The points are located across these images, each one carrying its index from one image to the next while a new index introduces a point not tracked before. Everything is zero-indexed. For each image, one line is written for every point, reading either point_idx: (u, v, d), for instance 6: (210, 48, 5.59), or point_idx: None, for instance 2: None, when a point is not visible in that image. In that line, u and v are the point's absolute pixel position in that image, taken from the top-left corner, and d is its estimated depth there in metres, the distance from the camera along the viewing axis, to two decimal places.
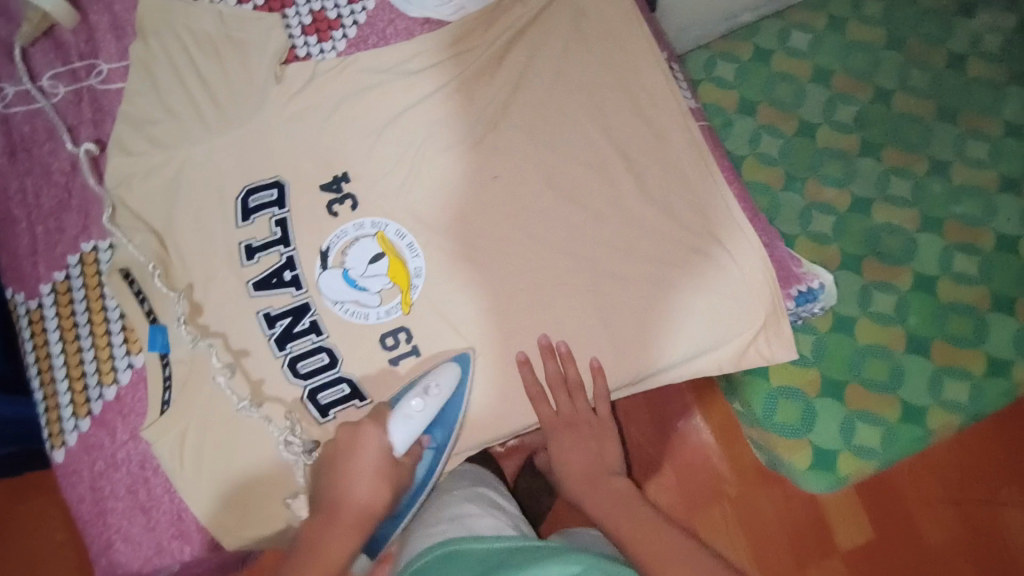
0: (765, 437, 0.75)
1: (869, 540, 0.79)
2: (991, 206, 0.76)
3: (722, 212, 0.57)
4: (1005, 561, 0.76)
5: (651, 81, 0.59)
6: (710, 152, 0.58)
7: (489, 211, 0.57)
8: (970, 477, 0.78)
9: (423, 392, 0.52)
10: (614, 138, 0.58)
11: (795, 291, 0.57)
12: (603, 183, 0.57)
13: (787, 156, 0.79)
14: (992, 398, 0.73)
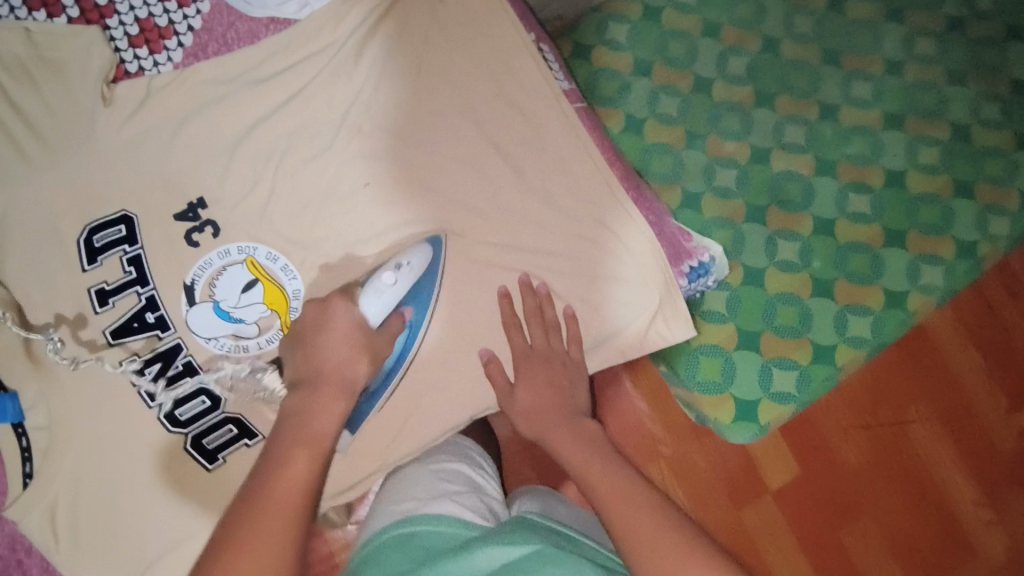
0: (692, 397, 0.78)
1: (795, 476, 0.82)
2: (878, 143, 0.81)
3: (606, 196, 0.56)
4: (914, 473, 0.82)
5: (521, 65, 0.57)
6: (585, 130, 0.57)
7: (369, 220, 0.54)
8: (880, 401, 0.82)
9: (395, 266, 0.50)
10: (487, 132, 0.56)
11: (687, 268, 0.57)
12: (482, 179, 0.55)
13: (686, 115, 0.82)
14: (891, 329, 0.79)
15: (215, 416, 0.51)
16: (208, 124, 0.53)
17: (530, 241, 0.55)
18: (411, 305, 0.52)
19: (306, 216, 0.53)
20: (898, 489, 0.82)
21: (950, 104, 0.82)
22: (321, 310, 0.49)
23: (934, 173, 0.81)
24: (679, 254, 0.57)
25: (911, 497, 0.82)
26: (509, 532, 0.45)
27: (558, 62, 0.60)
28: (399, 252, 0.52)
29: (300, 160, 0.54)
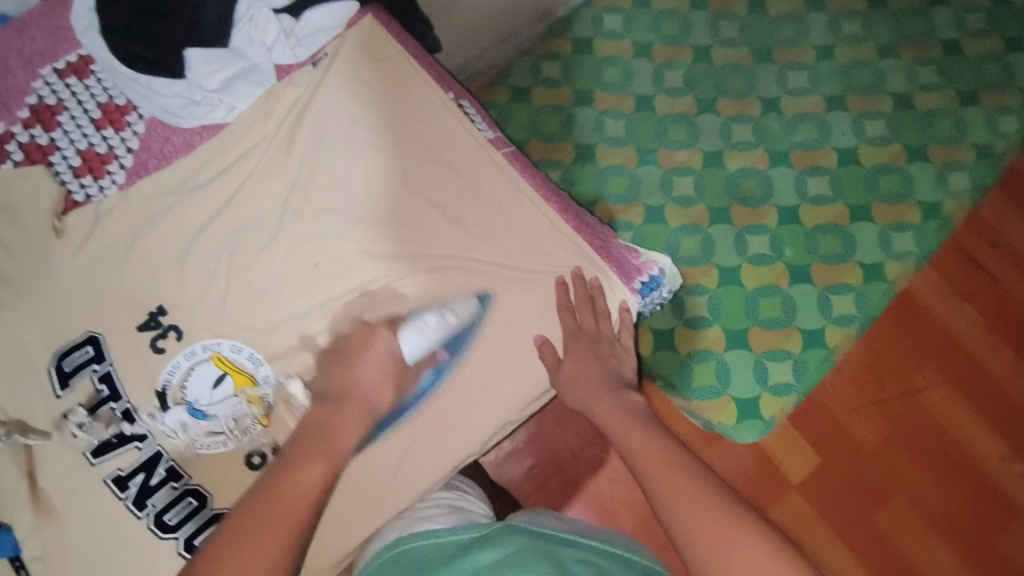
0: (692, 405, 0.83)
1: (816, 465, 0.82)
2: (824, 126, 0.90)
3: (547, 228, 0.58)
4: (938, 437, 0.82)
5: (444, 125, 0.60)
6: (516, 171, 0.60)
7: (327, 294, 0.56)
8: (883, 373, 0.84)
9: (440, 313, 0.54)
10: (422, 192, 0.58)
11: (639, 283, 0.58)
12: (430, 236, 0.57)
13: (633, 133, 0.90)
14: (874, 301, 0.84)
15: (202, 515, 0.51)
16: (160, 234, 0.55)
17: (484, 286, 0.57)
18: (446, 350, 0.55)
19: (267, 302, 0.55)
20: (924, 456, 0.82)
21: (886, 78, 0.91)
22: (367, 334, 0.53)
23: (885, 143, 0.89)
24: (632, 270, 0.58)
25: (940, 461, 0.81)
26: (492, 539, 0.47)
27: (480, 113, 0.63)
28: (445, 298, 0.56)
29: (251, 251, 0.56)
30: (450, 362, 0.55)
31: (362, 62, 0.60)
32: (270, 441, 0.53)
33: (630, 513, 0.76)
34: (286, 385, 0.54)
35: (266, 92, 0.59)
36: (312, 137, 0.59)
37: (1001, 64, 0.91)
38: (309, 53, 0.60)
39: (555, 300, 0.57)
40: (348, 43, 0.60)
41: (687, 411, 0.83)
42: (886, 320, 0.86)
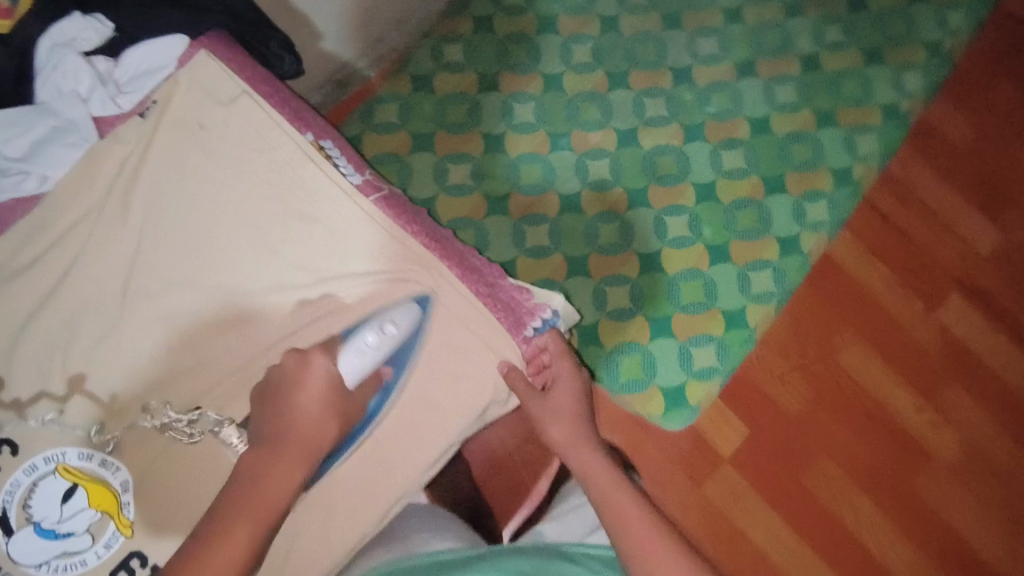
0: (620, 397, 1.07)
1: (748, 434, 1.11)
2: (673, 155, 1.16)
3: (395, 250, 0.69)
4: (855, 389, 1.14)
5: (303, 172, 0.69)
6: (381, 213, 0.70)
7: (236, 343, 0.67)
8: (806, 348, 1.14)
9: (379, 329, 0.65)
10: (282, 250, 0.68)
11: (540, 319, 0.73)
12: (314, 283, 0.69)
13: (529, 160, 1.14)
14: (719, 286, 1.11)
15: None
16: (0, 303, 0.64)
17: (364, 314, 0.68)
18: (389, 367, 0.68)
19: (190, 359, 0.67)
20: (838, 405, 1.13)
21: (713, 98, 1.19)
22: (303, 362, 0.63)
23: (717, 163, 1.16)
24: (534, 312, 0.73)
25: (857, 410, 1.13)
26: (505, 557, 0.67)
27: (344, 158, 0.73)
28: (388, 312, 0.66)
29: (165, 318, 0.67)
30: (398, 377, 0.68)
31: (204, 109, 0.69)
32: (140, 551, 0.62)
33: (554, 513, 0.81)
34: (222, 431, 0.64)
35: (166, 186, 0.68)
36: (204, 207, 0.68)
37: (799, 81, 1.21)
38: (203, 141, 0.69)
39: (493, 327, 0.70)
40: (180, 86, 0.69)
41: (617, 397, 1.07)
42: (807, 307, 1.15)
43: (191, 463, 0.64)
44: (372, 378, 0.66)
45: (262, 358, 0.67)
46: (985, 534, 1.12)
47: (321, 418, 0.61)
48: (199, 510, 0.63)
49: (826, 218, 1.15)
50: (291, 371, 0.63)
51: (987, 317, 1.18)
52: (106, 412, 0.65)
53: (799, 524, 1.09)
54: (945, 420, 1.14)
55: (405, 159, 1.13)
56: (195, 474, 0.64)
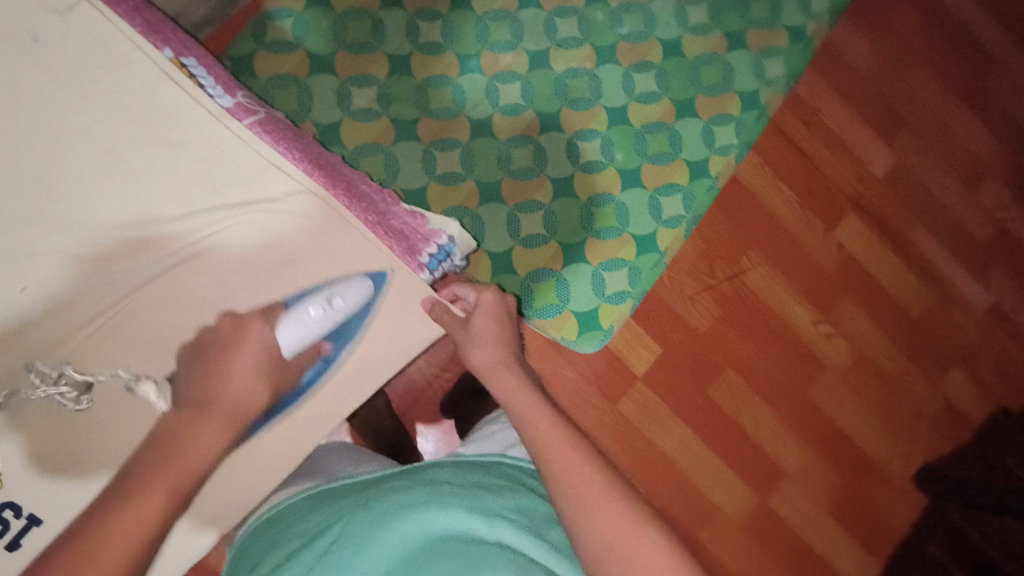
0: (540, 322, 1.08)
1: (658, 352, 1.16)
2: (588, 77, 1.14)
3: (266, 170, 0.70)
4: (756, 305, 1.20)
5: (164, 91, 0.68)
6: (255, 138, 0.70)
7: (102, 279, 0.66)
8: (711, 266, 1.19)
9: (324, 303, 0.68)
10: (142, 180, 0.67)
11: (436, 244, 0.78)
12: (184, 215, 0.68)
13: (438, 83, 1.09)
14: (630, 209, 1.13)
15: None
16: None
17: (247, 237, 0.69)
18: (329, 342, 0.69)
19: (54, 295, 0.65)
20: (739, 319, 1.20)
21: (626, 18, 1.17)
22: (237, 326, 0.67)
23: (631, 86, 1.16)
24: (428, 236, 0.78)
25: (757, 326, 1.20)
26: (416, 470, 0.69)
27: (211, 78, 0.74)
28: (340, 283, 0.69)
29: (16, 255, 0.64)
30: (336, 351, 0.70)
31: (44, 21, 0.65)
32: (13, 503, 0.62)
33: (475, 436, 0.83)
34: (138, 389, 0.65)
35: (6, 108, 0.64)
36: (53, 133, 0.65)
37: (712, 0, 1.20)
38: (46, 61, 0.65)
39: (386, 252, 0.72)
40: None
41: (537, 322, 1.08)
42: (715, 228, 1.19)
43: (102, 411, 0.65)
44: (311, 352, 0.69)
45: (134, 288, 0.66)
46: (866, 431, 1.24)
47: (250, 387, 0.64)
48: (120, 435, 0.65)
49: (733, 141, 1.18)
50: (224, 335, 0.66)
51: (877, 234, 1.26)
52: None
53: (704, 433, 1.17)
54: (837, 331, 1.24)
55: (304, 82, 1.05)
56: (106, 423, 0.65)
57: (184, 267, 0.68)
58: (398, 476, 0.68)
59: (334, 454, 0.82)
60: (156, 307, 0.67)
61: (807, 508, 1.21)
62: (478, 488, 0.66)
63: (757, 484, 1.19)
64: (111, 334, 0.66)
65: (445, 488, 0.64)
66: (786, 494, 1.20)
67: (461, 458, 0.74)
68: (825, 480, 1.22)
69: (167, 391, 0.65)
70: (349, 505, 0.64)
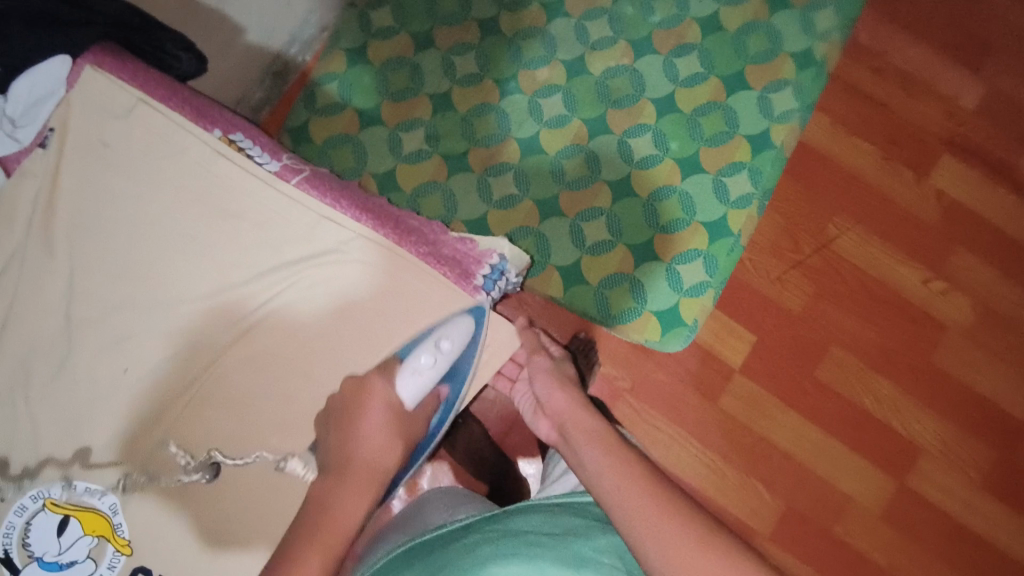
0: (621, 328, 1.06)
1: (754, 341, 1.09)
2: (629, 75, 1.13)
3: (316, 222, 0.74)
4: (854, 274, 1.11)
5: (219, 168, 0.74)
6: (303, 194, 0.75)
7: (190, 349, 0.71)
8: (795, 241, 1.11)
9: (432, 350, 0.68)
10: (212, 252, 0.73)
11: (489, 265, 0.78)
12: (252, 278, 0.73)
13: (482, 111, 1.11)
14: (696, 198, 1.09)
15: None
16: None
17: (312, 292, 0.73)
18: (446, 385, 0.72)
19: (152, 370, 0.71)
20: (838, 291, 1.11)
21: (657, 8, 1.14)
22: (358, 386, 0.69)
23: (675, 74, 1.13)
24: (478, 258, 0.78)
25: (859, 294, 1.11)
26: (503, 514, 0.68)
27: (258, 147, 0.78)
28: (441, 328, 0.70)
29: (117, 337, 0.71)
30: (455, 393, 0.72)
31: (115, 128, 0.74)
32: (144, 566, 0.66)
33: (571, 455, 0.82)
34: (288, 466, 0.69)
35: (92, 212, 0.73)
36: (134, 225, 0.73)
37: None
38: (119, 162, 0.74)
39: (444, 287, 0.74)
40: (78, 107, 0.73)
41: (617, 330, 1.06)
42: (794, 200, 1.12)
43: (239, 486, 0.69)
44: (431, 398, 0.70)
45: (220, 353, 0.71)
46: (1015, 392, 1.10)
47: (384, 442, 0.65)
48: (248, 491, 0.69)
49: (794, 106, 1.12)
50: (351, 397, 0.68)
51: (983, 173, 1.14)
52: (79, 433, 0.69)
53: (820, 418, 1.08)
54: (954, 286, 1.12)
55: (356, 137, 1.10)
56: (257, 501, 0.68)
57: (260, 326, 0.72)
58: (485, 524, 0.66)
59: (433, 497, 0.82)
60: (240, 368, 0.71)
61: (957, 487, 1.08)
62: (563, 533, 0.64)
63: (892, 467, 1.08)
64: (203, 397, 0.71)
65: (526, 538, 0.62)
66: (929, 474, 1.08)
67: (542, 497, 0.72)
68: (974, 453, 1.09)
69: (312, 462, 0.69)
70: (432, 566, 0.62)
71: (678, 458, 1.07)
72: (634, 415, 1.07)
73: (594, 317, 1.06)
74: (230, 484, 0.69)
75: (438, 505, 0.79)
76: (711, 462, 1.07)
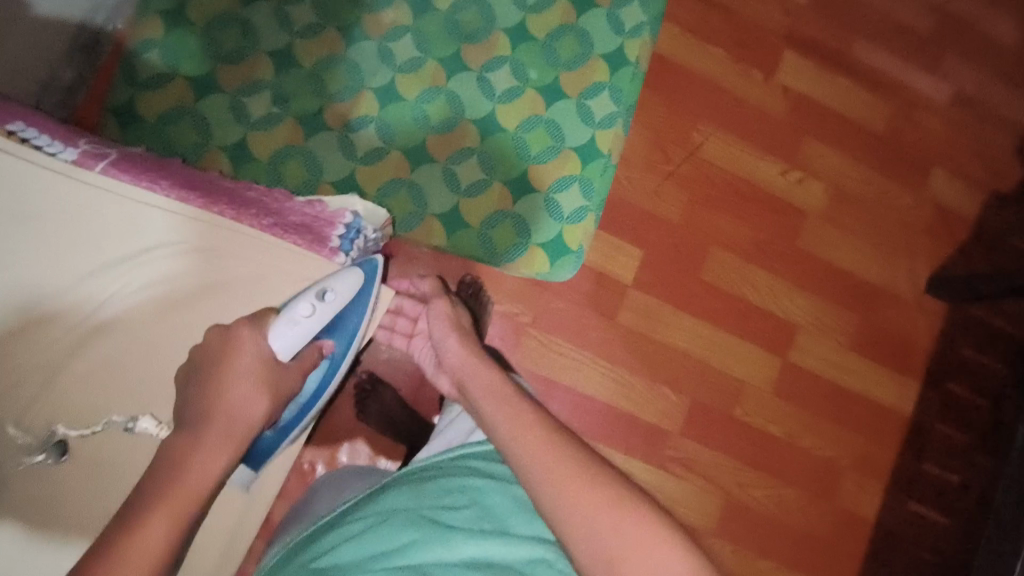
0: (512, 266, 1.06)
1: (640, 255, 1.13)
2: (479, 6, 1.08)
3: (138, 211, 0.69)
4: (721, 176, 1.17)
5: (2, 165, 0.64)
6: (116, 181, 0.69)
7: (15, 377, 0.64)
8: (663, 152, 1.15)
9: (311, 300, 0.66)
10: (17, 264, 0.65)
11: (341, 224, 0.77)
12: (77, 285, 0.66)
13: (329, 62, 1.04)
14: (562, 124, 1.09)
15: None
16: None
17: (152, 286, 0.69)
18: (330, 339, 0.72)
19: None
20: (708, 193, 1.16)
21: None
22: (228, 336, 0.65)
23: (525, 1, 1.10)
24: (330, 218, 0.77)
25: (728, 195, 1.17)
26: (377, 493, 0.67)
27: (48, 137, 0.69)
28: (326, 281, 0.68)
29: None
30: (342, 350, 0.74)
31: None
32: None
33: None
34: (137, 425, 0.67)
35: None
36: None
37: None
38: None
39: (304, 252, 0.73)
40: None
41: (508, 267, 1.06)
42: (658, 111, 1.15)
43: (95, 459, 0.66)
44: (313, 350, 0.71)
45: (52, 374, 0.65)
46: (868, 261, 1.22)
47: (249, 395, 0.63)
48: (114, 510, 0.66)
49: (642, 20, 1.13)
50: (215, 348, 0.65)
51: (820, 63, 1.21)
52: None
53: (709, 315, 1.15)
54: (808, 173, 1.20)
55: (193, 108, 1.00)
56: (107, 466, 0.67)
57: (100, 334, 0.67)
58: (358, 506, 0.66)
59: (327, 477, 0.82)
60: (86, 383, 0.66)
61: (831, 354, 1.20)
62: (433, 498, 0.64)
63: (776, 346, 1.18)
64: (46, 422, 0.65)
65: (394, 512, 0.63)
66: (808, 347, 1.19)
67: (427, 458, 0.73)
68: (842, 320, 1.20)
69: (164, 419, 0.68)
70: (300, 562, 0.62)
71: (586, 379, 1.11)
72: (540, 347, 1.09)
73: (484, 259, 1.05)
74: (87, 456, 0.66)
75: (330, 486, 0.79)
76: (617, 376, 1.12)
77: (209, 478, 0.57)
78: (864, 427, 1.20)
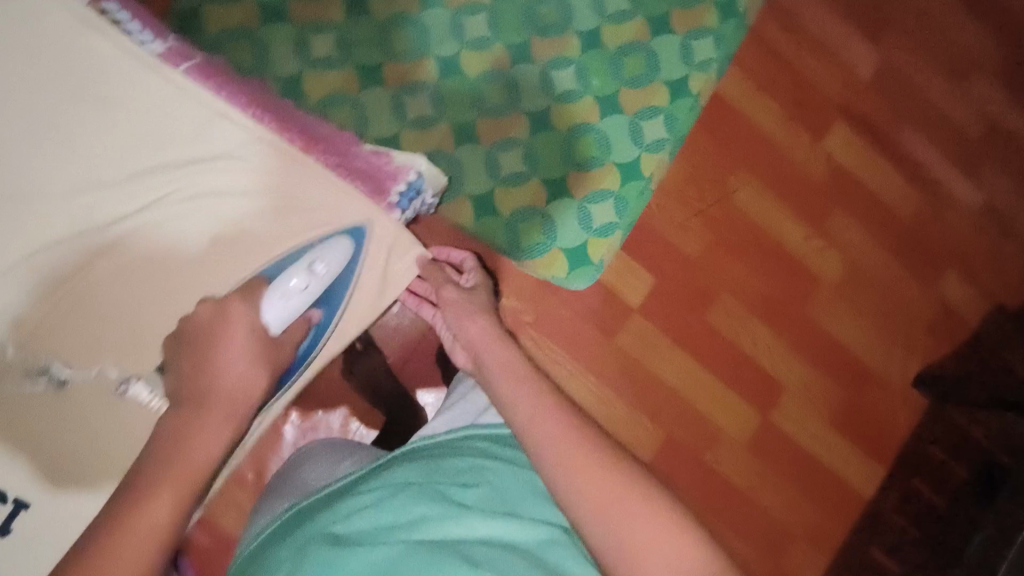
0: (531, 263, 1.06)
1: (653, 284, 1.14)
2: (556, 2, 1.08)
3: (202, 120, 0.69)
4: (748, 226, 1.18)
5: (93, 45, 0.67)
6: (188, 84, 0.69)
7: (52, 253, 0.66)
8: (698, 190, 1.15)
9: (308, 268, 0.67)
10: (80, 143, 0.67)
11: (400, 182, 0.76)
12: (129, 177, 0.68)
13: (399, 20, 1.04)
14: (613, 138, 1.09)
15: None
16: None
17: (195, 197, 0.69)
18: (320, 310, 0.71)
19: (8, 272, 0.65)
20: (732, 239, 1.17)
21: None
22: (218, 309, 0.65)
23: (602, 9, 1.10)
24: (393, 171, 0.75)
25: (750, 245, 1.18)
26: (387, 466, 0.68)
27: (139, 23, 0.71)
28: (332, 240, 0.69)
29: None
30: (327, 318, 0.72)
31: None
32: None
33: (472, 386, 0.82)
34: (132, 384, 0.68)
35: None
36: None
37: None
38: None
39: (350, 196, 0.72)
40: None
41: (527, 264, 1.06)
42: (703, 148, 1.16)
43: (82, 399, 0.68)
44: (301, 322, 0.69)
45: (87, 259, 0.67)
46: (866, 341, 1.23)
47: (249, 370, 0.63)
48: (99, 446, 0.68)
49: (713, 56, 1.13)
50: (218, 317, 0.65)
51: (866, 141, 1.23)
52: None
53: (703, 358, 1.17)
54: (830, 244, 1.22)
55: (255, 33, 0.99)
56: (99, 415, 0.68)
57: (135, 231, 0.68)
58: (369, 478, 0.67)
59: (325, 445, 0.81)
60: (112, 277, 0.68)
61: (810, 423, 1.21)
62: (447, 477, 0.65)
63: (759, 403, 1.19)
64: (69, 303, 0.67)
65: (408, 486, 0.63)
66: (789, 411, 1.20)
67: (434, 437, 0.74)
68: (828, 393, 1.22)
69: (156, 386, 0.68)
70: (310, 528, 0.63)
71: (572, 392, 1.11)
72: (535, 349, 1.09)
73: (507, 249, 1.05)
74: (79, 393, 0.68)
75: (322, 457, 0.79)
76: (602, 395, 1.12)
77: (193, 460, 0.59)
78: (825, 501, 1.22)
